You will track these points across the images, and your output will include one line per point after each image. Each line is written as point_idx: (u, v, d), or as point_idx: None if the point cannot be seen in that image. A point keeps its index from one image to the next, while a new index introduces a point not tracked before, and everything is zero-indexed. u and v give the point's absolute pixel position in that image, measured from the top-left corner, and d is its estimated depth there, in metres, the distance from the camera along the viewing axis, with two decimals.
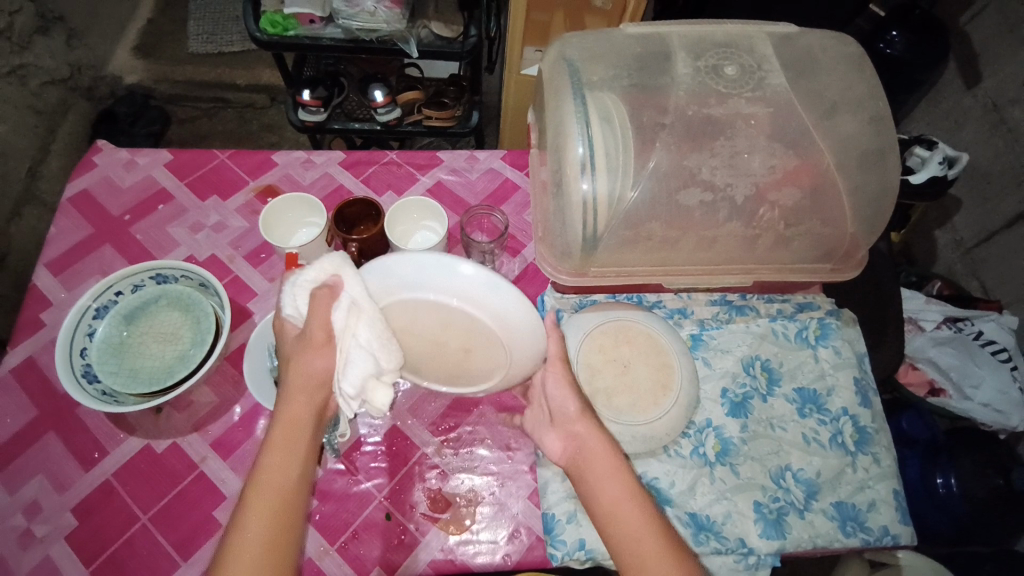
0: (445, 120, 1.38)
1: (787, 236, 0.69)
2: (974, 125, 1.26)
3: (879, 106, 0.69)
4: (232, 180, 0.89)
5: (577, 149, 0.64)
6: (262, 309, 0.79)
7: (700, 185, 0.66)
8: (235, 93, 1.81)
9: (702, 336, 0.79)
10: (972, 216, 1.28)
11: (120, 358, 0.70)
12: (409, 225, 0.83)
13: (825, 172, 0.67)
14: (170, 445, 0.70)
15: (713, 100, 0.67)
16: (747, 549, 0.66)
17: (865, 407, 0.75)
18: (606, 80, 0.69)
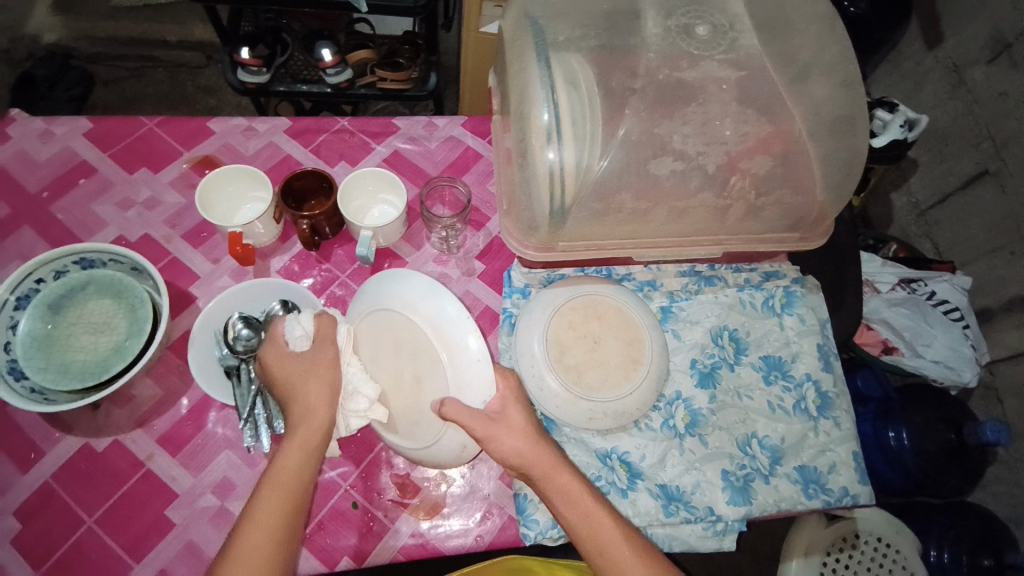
0: (400, 81, 1.30)
1: (757, 206, 0.68)
2: (933, 86, 1.27)
3: (851, 69, 0.67)
4: (164, 151, 0.80)
5: (543, 115, 0.61)
6: (206, 294, 0.73)
7: (672, 154, 0.63)
8: (165, 51, 1.66)
9: (671, 308, 0.78)
10: (928, 179, 1.31)
11: (47, 352, 0.63)
12: (366, 198, 0.78)
13: (797, 138, 0.65)
14: (112, 442, 0.65)
15: (685, 62, 0.64)
16: (715, 517, 0.67)
17: (827, 372, 0.76)
18: (572, 40, 0.64)
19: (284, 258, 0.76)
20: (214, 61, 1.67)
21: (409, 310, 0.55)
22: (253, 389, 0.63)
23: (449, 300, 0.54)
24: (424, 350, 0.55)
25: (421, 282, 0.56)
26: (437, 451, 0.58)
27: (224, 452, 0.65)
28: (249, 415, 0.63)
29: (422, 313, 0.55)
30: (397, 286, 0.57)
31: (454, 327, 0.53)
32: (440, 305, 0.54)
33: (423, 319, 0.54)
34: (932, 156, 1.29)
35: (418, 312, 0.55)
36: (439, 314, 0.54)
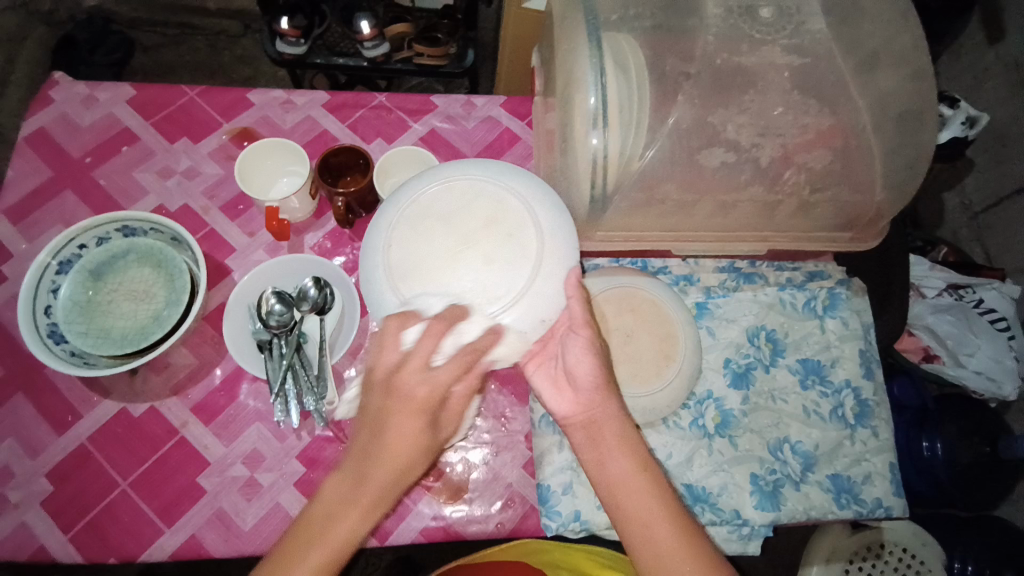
0: (437, 57, 1.28)
1: (810, 203, 0.64)
2: (996, 81, 1.20)
3: (924, 59, 0.62)
4: (203, 120, 0.80)
5: (589, 99, 0.56)
6: (242, 267, 0.73)
7: (723, 144, 0.60)
8: (205, 18, 1.65)
9: (707, 304, 0.75)
10: (984, 179, 1.24)
11: (88, 318, 0.65)
12: (402, 178, 0.76)
13: (860, 134, 0.61)
14: (147, 409, 0.66)
15: (745, 46, 0.60)
16: (741, 521, 0.66)
17: (868, 379, 0.73)
18: (624, 20, 0.61)
19: (317, 234, 0.75)
20: (251, 31, 1.68)
21: (529, 201, 0.52)
22: (285, 364, 0.64)
23: (568, 227, 0.52)
24: (510, 243, 0.50)
25: (550, 193, 0.54)
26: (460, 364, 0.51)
27: (255, 424, 0.66)
28: (280, 389, 0.64)
29: (542, 216, 0.51)
30: (518, 176, 0.54)
31: (562, 243, 0.51)
32: (556, 222, 0.52)
33: (542, 224, 0.51)
34: (990, 156, 1.22)
35: (543, 219, 0.51)
36: (555, 230, 0.51)
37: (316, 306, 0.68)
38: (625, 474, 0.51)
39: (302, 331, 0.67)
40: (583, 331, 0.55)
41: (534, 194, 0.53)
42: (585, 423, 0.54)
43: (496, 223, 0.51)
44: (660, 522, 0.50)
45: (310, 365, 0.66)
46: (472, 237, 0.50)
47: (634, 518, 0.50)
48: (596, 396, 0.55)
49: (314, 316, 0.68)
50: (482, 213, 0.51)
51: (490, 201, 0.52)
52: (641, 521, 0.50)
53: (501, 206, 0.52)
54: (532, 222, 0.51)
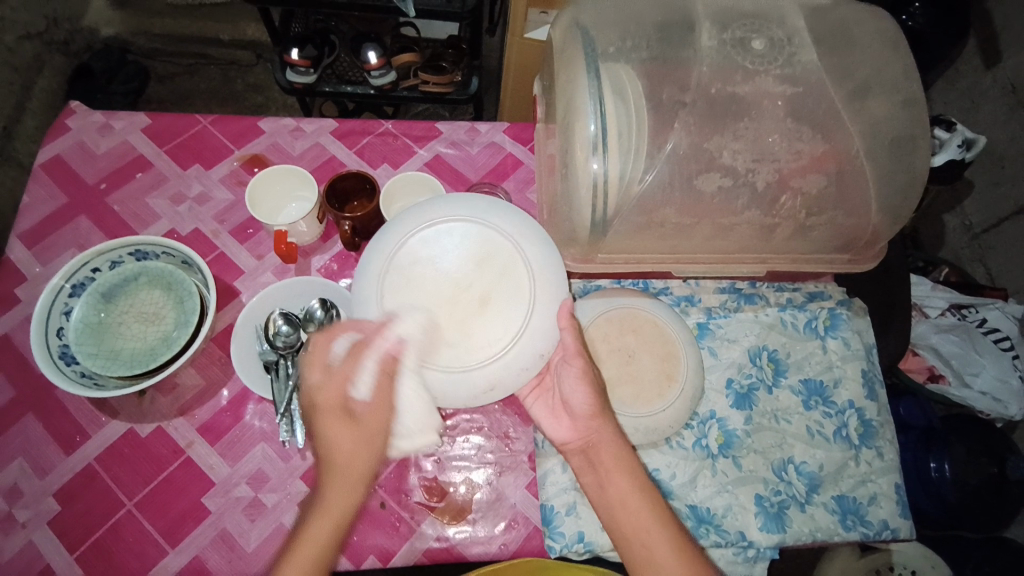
0: (442, 85, 1.31)
1: (806, 226, 0.66)
2: (991, 105, 1.22)
3: (913, 88, 0.64)
4: (216, 147, 0.83)
5: (589, 126, 0.59)
6: (250, 289, 0.75)
7: (720, 170, 0.62)
8: (219, 49, 1.71)
9: (708, 325, 0.76)
10: (983, 200, 1.25)
11: (99, 339, 0.66)
12: (406, 201, 0.78)
13: (853, 159, 0.63)
14: (154, 429, 0.67)
15: (739, 76, 0.62)
16: (747, 543, 0.66)
17: (871, 400, 0.73)
18: (622, 52, 0.64)
19: (324, 257, 0.77)
20: (263, 60, 1.73)
21: (515, 240, 0.54)
22: (291, 385, 0.64)
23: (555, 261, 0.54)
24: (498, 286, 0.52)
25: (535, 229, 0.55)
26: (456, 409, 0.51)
27: (259, 444, 0.67)
28: (287, 410, 0.64)
29: (530, 253, 0.53)
30: (504, 215, 0.55)
31: (550, 278, 0.53)
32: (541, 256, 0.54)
33: (530, 263, 0.53)
34: (988, 178, 1.24)
35: (531, 254, 0.53)
36: (543, 265, 0.53)
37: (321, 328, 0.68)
38: (621, 493, 0.53)
39: None
40: (576, 362, 0.55)
41: (520, 232, 0.54)
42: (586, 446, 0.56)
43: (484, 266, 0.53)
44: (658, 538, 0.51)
45: None
46: (465, 283, 0.54)
47: (632, 532, 0.51)
48: (593, 420, 0.56)
49: None
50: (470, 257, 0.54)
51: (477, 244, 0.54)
52: (639, 538, 0.51)
53: (488, 245, 0.54)
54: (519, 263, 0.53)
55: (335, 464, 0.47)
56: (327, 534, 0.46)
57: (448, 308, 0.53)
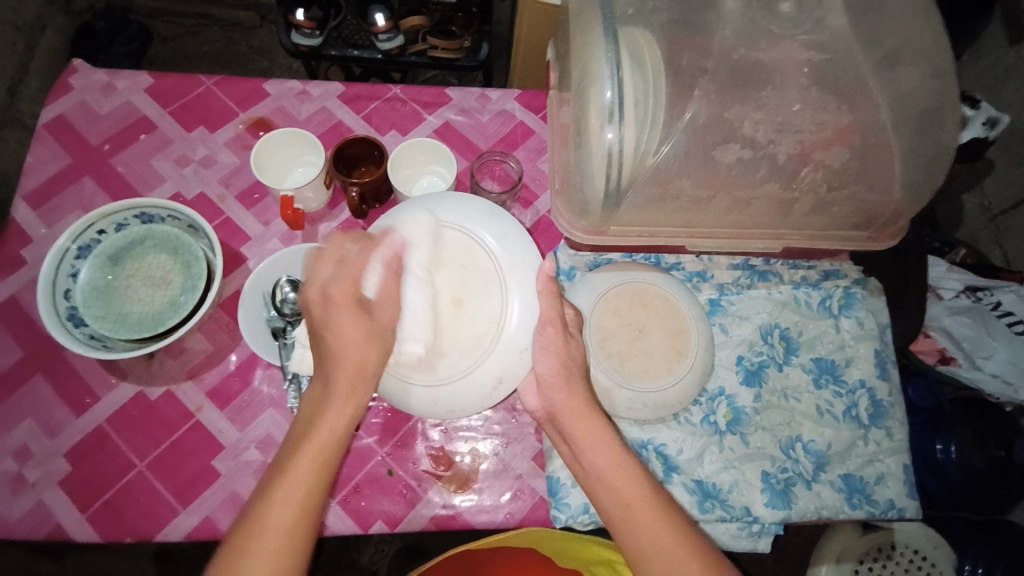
0: (451, 51, 1.29)
1: (827, 201, 0.64)
2: (1017, 82, 1.18)
3: (945, 58, 0.61)
4: (221, 110, 0.81)
5: (605, 93, 0.57)
6: (256, 255, 0.74)
7: (740, 141, 0.60)
8: (222, 9, 1.66)
9: (720, 301, 0.75)
10: (1004, 180, 1.22)
11: (106, 302, 0.65)
12: (415, 168, 0.76)
13: (879, 132, 0.60)
14: (163, 393, 0.67)
15: (764, 42, 0.60)
16: (751, 518, 0.66)
17: (882, 379, 0.73)
18: (642, 13, 0.61)
19: (331, 224, 0.76)
20: (268, 22, 1.68)
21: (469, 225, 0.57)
22: (299, 353, 0.64)
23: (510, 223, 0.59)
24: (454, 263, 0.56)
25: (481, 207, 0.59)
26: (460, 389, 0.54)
27: (267, 410, 0.67)
28: (294, 376, 0.64)
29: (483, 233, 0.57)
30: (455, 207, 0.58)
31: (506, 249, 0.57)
32: (502, 228, 0.58)
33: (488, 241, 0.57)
34: (1011, 157, 1.20)
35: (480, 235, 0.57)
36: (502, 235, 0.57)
37: None
38: (601, 465, 0.52)
39: None
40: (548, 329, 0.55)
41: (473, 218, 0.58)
42: (550, 415, 0.56)
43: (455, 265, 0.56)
44: (639, 505, 0.51)
45: None
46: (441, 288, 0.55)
47: (614, 504, 0.51)
48: (557, 389, 0.55)
49: None
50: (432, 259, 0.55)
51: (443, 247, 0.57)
52: (620, 505, 0.51)
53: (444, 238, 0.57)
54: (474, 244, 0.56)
55: (322, 395, 0.51)
56: (315, 462, 0.48)
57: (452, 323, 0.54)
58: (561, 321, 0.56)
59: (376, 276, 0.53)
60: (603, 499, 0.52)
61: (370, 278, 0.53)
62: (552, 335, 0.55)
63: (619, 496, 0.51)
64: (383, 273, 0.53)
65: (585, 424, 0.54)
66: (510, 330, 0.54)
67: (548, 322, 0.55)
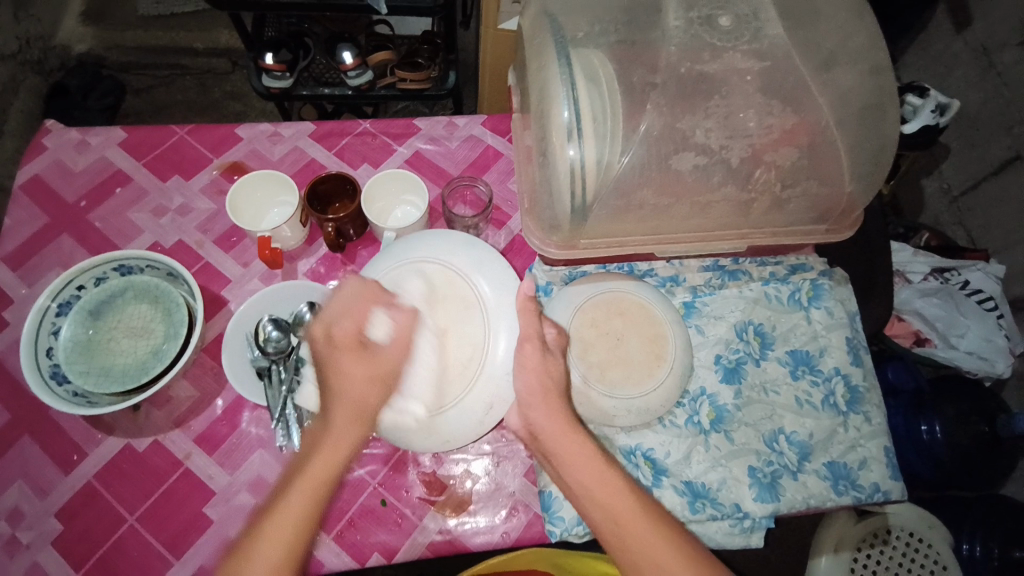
0: (419, 81, 1.32)
1: (782, 199, 0.66)
2: (963, 69, 1.24)
3: (879, 56, 0.65)
4: (194, 158, 0.83)
5: (563, 113, 0.60)
6: (238, 297, 0.75)
7: (694, 148, 0.62)
8: (193, 58, 1.69)
9: (694, 303, 0.78)
10: (960, 163, 1.27)
11: (89, 357, 0.66)
12: (387, 201, 0.78)
13: (823, 131, 0.63)
14: (151, 442, 0.67)
15: (707, 55, 0.62)
16: (742, 514, 0.67)
17: (857, 366, 0.75)
18: (591, 37, 0.64)
19: (310, 261, 0.77)
20: (240, 67, 1.71)
21: (448, 256, 0.64)
22: (285, 389, 0.65)
23: (484, 251, 0.65)
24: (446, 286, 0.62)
25: (459, 237, 0.65)
26: (458, 414, 0.58)
27: (257, 451, 0.67)
28: (282, 414, 0.65)
29: (459, 262, 0.64)
30: (429, 240, 0.65)
31: (487, 276, 0.63)
32: (478, 260, 0.64)
33: (461, 268, 0.63)
34: (964, 141, 1.26)
35: (457, 260, 0.64)
36: (476, 262, 0.64)
37: None
38: (588, 481, 0.53)
39: (301, 355, 0.67)
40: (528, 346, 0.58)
41: (451, 247, 0.65)
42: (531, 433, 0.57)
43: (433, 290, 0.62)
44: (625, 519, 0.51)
45: None
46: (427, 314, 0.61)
47: (603, 519, 0.52)
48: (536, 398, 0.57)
49: None
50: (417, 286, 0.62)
51: (428, 277, 0.63)
52: (609, 520, 0.52)
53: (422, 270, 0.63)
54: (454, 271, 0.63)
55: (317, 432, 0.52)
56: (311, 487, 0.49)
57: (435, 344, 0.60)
58: (540, 340, 0.60)
59: (384, 323, 0.57)
60: (593, 517, 0.52)
61: (376, 324, 0.56)
62: (531, 353, 0.58)
63: (595, 506, 0.52)
64: (390, 325, 0.57)
65: (563, 441, 0.54)
66: (493, 358, 0.59)
67: (527, 340, 0.59)
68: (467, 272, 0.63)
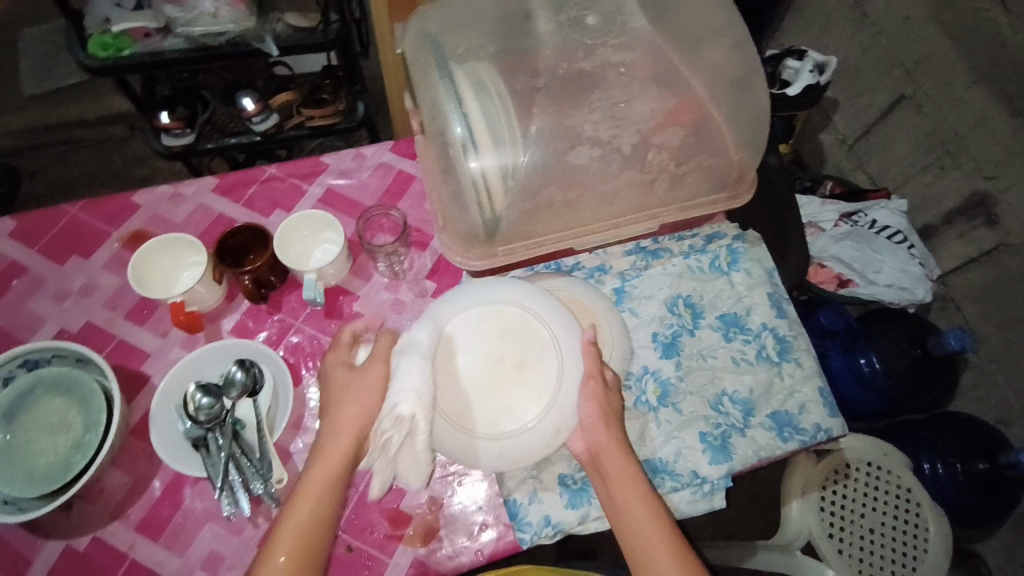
0: (328, 117, 1.32)
1: (680, 175, 0.69)
2: (838, 27, 1.34)
3: (740, 30, 0.70)
4: (93, 234, 0.79)
5: (456, 128, 0.62)
6: (160, 370, 0.72)
7: (587, 142, 0.64)
8: (87, 129, 1.61)
9: (624, 288, 0.80)
10: (849, 113, 1.37)
11: (9, 464, 0.62)
12: (305, 242, 0.77)
13: (703, 106, 0.67)
14: (91, 540, 0.64)
15: (582, 53, 0.65)
16: (700, 479, 0.69)
17: (781, 318, 0.79)
18: (472, 50, 0.66)
19: (233, 317, 0.75)
20: (138, 130, 1.63)
21: (519, 302, 0.66)
22: (222, 456, 0.63)
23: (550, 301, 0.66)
24: (519, 330, 0.65)
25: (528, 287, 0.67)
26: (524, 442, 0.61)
27: (205, 525, 0.64)
28: (225, 483, 0.63)
29: (534, 307, 0.65)
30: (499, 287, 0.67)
31: (558, 322, 0.65)
32: (551, 306, 0.66)
33: (539, 315, 0.65)
34: (849, 92, 1.35)
35: (532, 306, 0.65)
36: (546, 311, 0.65)
37: (244, 389, 0.67)
38: (630, 502, 0.58)
39: (236, 418, 0.65)
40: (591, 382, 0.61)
41: (519, 294, 0.66)
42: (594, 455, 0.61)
43: (506, 333, 0.64)
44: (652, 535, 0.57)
45: (250, 452, 0.65)
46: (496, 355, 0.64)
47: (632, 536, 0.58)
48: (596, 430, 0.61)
49: (246, 401, 0.67)
50: (490, 329, 0.65)
51: (494, 323, 0.65)
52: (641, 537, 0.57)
53: (498, 315, 0.65)
54: (527, 316, 0.65)
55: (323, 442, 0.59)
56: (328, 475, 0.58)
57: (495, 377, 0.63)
58: (601, 375, 0.63)
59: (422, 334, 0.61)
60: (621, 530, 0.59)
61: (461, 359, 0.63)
62: (593, 388, 0.61)
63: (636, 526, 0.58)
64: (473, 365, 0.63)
65: (616, 467, 0.59)
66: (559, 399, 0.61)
67: (590, 376, 0.62)
68: (541, 318, 0.65)
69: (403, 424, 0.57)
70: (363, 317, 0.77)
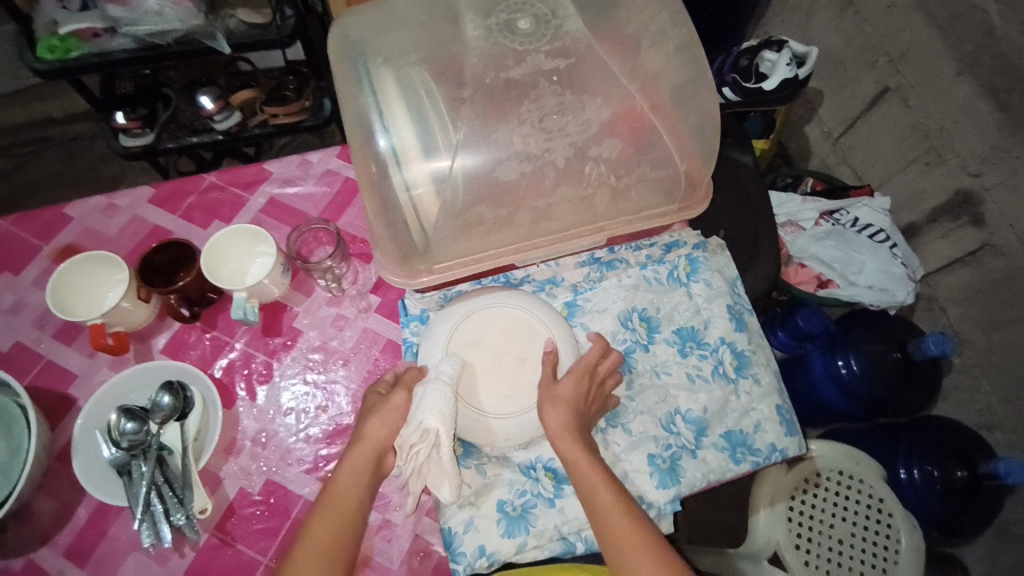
0: (294, 114, 1.27)
1: (622, 188, 0.65)
2: (821, 15, 1.28)
3: (684, 32, 0.65)
4: (23, 249, 0.76)
5: (380, 141, 0.60)
6: (88, 392, 0.70)
7: (516, 156, 0.61)
8: (54, 128, 1.58)
9: (576, 301, 0.76)
10: (834, 106, 1.31)
11: None
12: (240, 258, 0.73)
13: (642, 115, 0.63)
14: (22, 564, 0.63)
15: (510, 60, 0.62)
16: (645, 504, 0.67)
17: (740, 332, 0.75)
18: (395, 59, 0.63)
19: (167, 334, 0.73)
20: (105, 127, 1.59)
21: (530, 309, 0.68)
22: (144, 483, 0.60)
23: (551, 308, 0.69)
24: (523, 332, 0.67)
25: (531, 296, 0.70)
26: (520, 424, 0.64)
27: (131, 553, 0.63)
28: (146, 511, 0.61)
29: (541, 314, 0.68)
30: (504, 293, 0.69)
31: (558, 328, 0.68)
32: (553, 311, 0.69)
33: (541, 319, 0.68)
34: (833, 83, 1.30)
35: (540, 313, 0.68)
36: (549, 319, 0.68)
37: (170, 414, 0.64)
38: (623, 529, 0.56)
39: (162, 444, 0.63)
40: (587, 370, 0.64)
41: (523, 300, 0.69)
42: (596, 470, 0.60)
43: (510, 332, 0.67)
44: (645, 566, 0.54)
45: (173, 480, 0.62)
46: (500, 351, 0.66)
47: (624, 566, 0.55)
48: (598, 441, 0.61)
49: (175, 425, 0.64)
50: (496, 329, 0.67)
51: (498, 324, 0.67)
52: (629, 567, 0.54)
53: (505, 317, 0.68)
54: (532, 319, 0.67)
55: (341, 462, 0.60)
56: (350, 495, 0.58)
57: (497, 370, 0.65)
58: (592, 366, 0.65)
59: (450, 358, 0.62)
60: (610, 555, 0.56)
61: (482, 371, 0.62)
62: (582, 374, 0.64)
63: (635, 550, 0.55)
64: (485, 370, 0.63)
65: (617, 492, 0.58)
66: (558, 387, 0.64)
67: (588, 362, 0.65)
68: (544, 321, 0.68)
69: (430, 437, 0.58)
70: (303, 333, 0.74)
